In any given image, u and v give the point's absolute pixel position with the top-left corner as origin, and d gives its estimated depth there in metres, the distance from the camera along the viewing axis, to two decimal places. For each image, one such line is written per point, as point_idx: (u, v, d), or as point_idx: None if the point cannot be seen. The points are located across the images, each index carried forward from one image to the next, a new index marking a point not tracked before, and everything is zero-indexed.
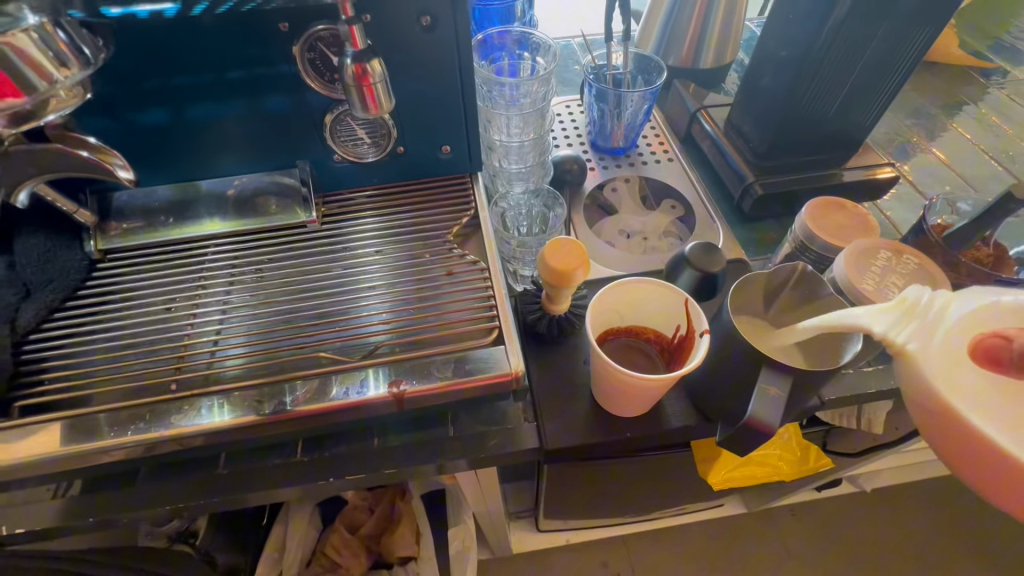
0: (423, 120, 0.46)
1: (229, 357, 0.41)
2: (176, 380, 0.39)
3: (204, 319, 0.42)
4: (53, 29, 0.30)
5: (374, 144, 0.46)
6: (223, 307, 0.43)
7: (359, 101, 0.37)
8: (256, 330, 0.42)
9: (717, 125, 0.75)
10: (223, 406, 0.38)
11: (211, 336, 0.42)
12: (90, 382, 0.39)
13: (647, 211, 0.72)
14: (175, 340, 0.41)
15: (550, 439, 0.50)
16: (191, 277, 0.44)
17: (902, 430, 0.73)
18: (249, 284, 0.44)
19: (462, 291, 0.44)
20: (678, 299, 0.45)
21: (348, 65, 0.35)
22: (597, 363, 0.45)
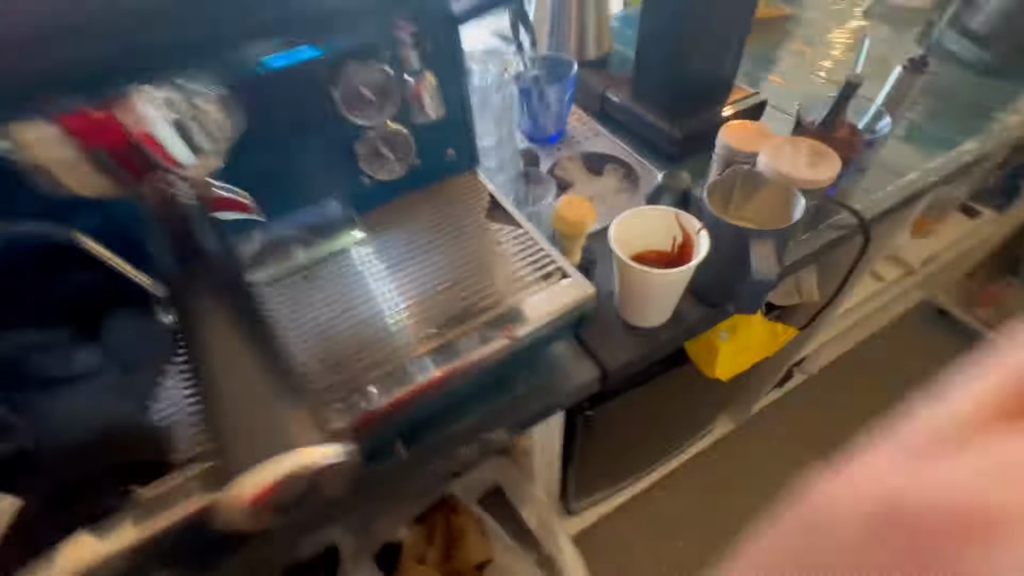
0: (436, 130, 0.54)
1: (329, 375, 0.46)
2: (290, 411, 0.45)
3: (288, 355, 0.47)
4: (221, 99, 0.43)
5: (399, 159, 0.53)
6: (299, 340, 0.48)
7: (419, 106, 0.50)
8: (340, 350, 0.47)
9: (623, 96, 0.89)
10: (338, 414, 0.45)
11: (303, 365, 0.46)
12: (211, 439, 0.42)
13: (596, 177, 0.85)
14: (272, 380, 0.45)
15: (606, 362, 0.60)
16: (257, 324, 0.48)
17: (832, 288, 0.93)
18: (313, 315, 0.49)
19: (510, 255, 0.53)
20: (668, 217, 0.57)
21: (412, 78, 0.49)
22: (633, 282, 0.55)
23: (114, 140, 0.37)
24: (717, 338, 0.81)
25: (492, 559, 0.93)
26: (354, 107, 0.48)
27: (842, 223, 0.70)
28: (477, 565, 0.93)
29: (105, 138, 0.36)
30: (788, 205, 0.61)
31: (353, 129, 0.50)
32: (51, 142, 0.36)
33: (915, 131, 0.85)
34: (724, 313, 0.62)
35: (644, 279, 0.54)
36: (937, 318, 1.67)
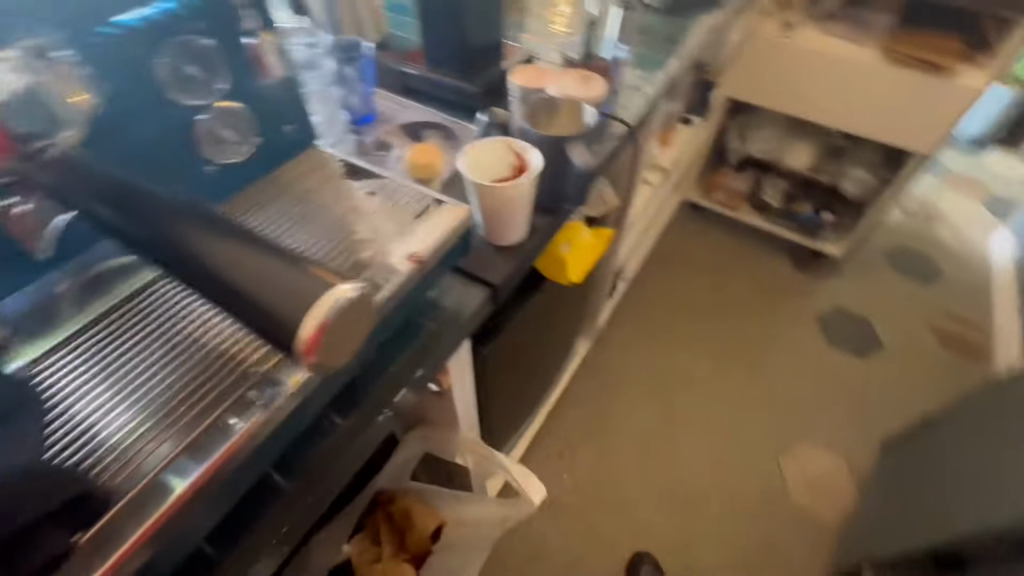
0: (269, 107, 0.56)
1: (236, 373, 0.47)
2: (215, 402, 0.45)
3: (186, 361, 0.47)
4: (72, 77, 0.42)
5: (241, 138, 0.55)
6: (191, 346, 0.48)
7: (258, 72, 0.55)
8: (240, 340, 0.49)
9: (418, 67, 0.95)
10: (330, 300, 0.36)
11: (208, 366, 0.47)
12: (139, 450, 0.43)
13: (419, 141, 0.88)
14: (182, 385, 0.46)
15: (493, 280, 0.68)
16: (141, 346, 0.48)
17: (625, 192, 1.18)
18: (199, 319, 0.49)
19: (382, 202, 0.57)
20: (498, 145, 0.69)
21: (247, 42, 0.53)
22: (492, 202, 0.65)
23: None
24: (561, 250, 0.97)
25: (445, 520, 0.95)
26: (189, 88, 0.50)
27: (618, 133, 0.91)
28: (432, 532, 0.94)
29: None
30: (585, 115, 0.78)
31: (189, 109, 0.51)
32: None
33: (638, 61, 1.12)
34: (564, 217, 0.76)
35: (502, 194, 0.64)
36: (691, 212, 2.30)
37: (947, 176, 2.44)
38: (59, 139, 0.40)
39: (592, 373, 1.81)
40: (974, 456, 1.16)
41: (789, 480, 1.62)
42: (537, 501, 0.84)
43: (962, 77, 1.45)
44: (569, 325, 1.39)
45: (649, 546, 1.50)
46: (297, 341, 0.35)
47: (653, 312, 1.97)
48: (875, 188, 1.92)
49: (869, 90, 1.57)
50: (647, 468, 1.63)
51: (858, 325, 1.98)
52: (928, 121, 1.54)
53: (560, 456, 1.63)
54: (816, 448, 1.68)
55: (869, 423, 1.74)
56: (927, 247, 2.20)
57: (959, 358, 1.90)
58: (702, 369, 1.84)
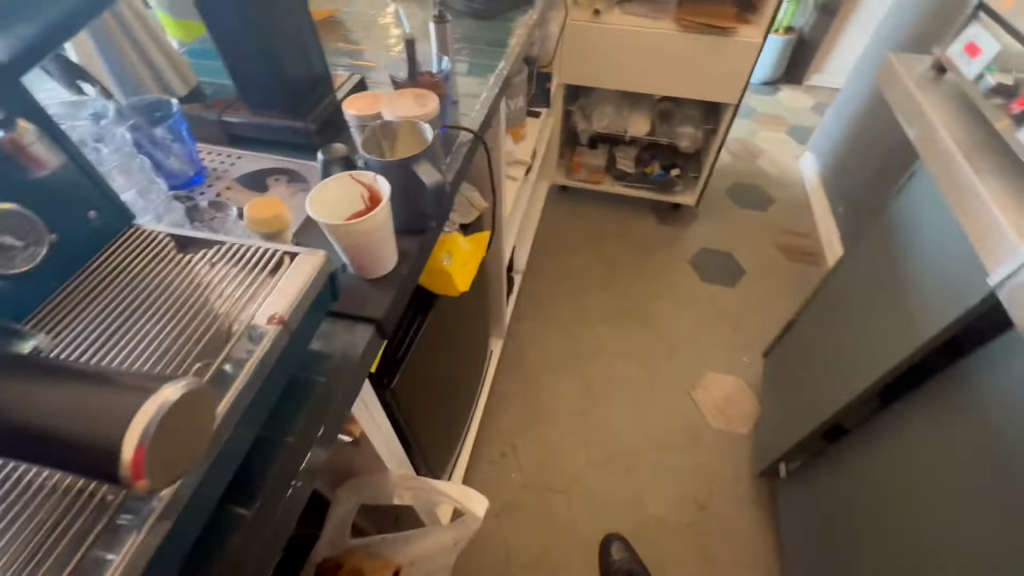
0: (56, 196, 0.49)
1: (95, 498, 0.41)
2: (73, 547, 0.38)
3: (23, 510, 0.40)
4: None
5: (29, 241, 0.47)
6: (26, 493, 0.40)
7: (24, 166, 0.46)
8: None
9: (241, 113, 0.89)
10: (148, 415, 0.33)
11: (54, 507, 0.40)
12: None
13: (263, 190, 0.83)
14: (21, 546, 0.38)
15: (377, 315, 0.66)
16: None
17: (491, 192, 1.22)
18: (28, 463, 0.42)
19: (228, 269, 0.53)
20: (344, 179, 0.67)
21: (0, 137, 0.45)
22: (352, 238, 0.63)
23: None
24: (443, 264, 0.97)
25: (400, 565, 0.90)
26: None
27: (465, 141, 0.93)
28: None
29: None
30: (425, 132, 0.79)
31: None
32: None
33: (469, 68, 1.16)
34: (433, 234, 0.76)
35: (359, 229, 0.62)
36: (562, 194, 2.46)
37: (756, 117, 2.87)
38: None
39: (511, 369, 1.85)
40: (829, 343, 1.39)
41: (703, 410, 1.80)
42: (482, 514, 0.84)
43: (741, 35, 1.71)
44: (475, 331, 1.40)
45: (604, 513, 1.58)
46: (121, 467, 0.32)
47: (552, 296, 2.07)
48: (703, 140, 2.19)
49: (675, 58, 1.78)
50: (585, 443, 1.71)
51: (723, 259, 2.25)
52: (725, 76, 1.79)
53: (502, 458, 1.66)
54: (716, 376, 1.89)
55: (751, 340, 2.00)
56: (756, 180, 2.56)
57: (802, 265, 2.25)
58: (607, 335, 1.97)
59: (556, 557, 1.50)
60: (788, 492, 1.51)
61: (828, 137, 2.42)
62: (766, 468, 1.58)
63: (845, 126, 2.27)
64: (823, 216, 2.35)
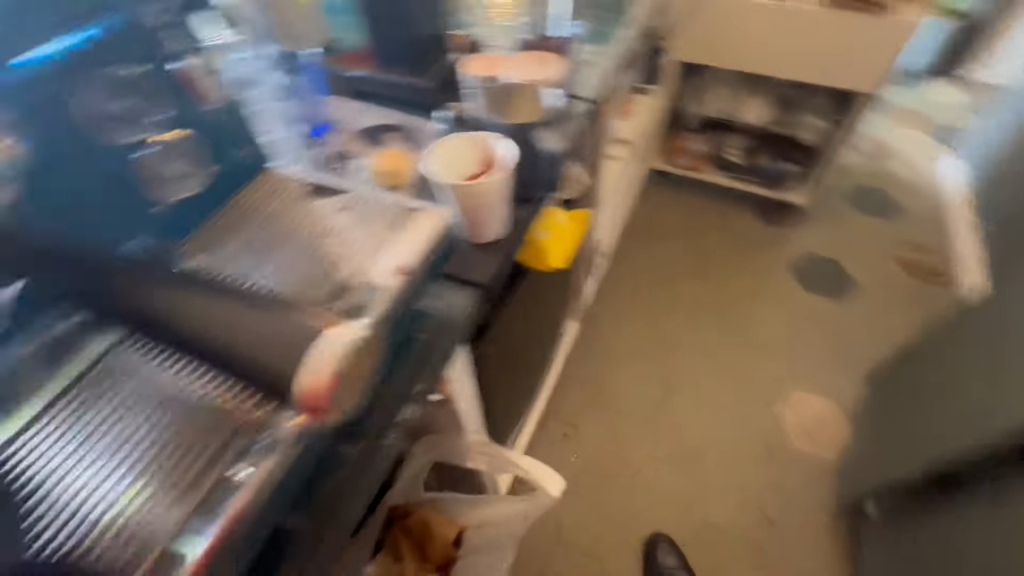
0: (214, 133, 0.56)
1: (236, 411, 0.43)
2: (228, 440, 0.42)
3: (173, 416, 0.43)
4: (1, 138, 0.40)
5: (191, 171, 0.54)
6: (175, 401, 0.43)
7: (190, 98, 0.55)
8: (232, 381, 0.45)
9: (366, 68, 0.90)
10: (319, 359, 0.41)
11: (200, 418, 0.43)
12: (142, 517, 0.38)
13: (381, 146, 0.85)
14: (173, 448, 0.41)
15: (481, 279, 0.66)
16: (117, 415, 0.42)
17: (594, 169, 1.17)
18: (176, 375, 0.45)
19: (352, 219, 0.56)
20: (466, 140, 0.66)
21: (175, 70, 0.53)
22: (468, 199, 0.63)
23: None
24: (541, 237, 0.95)
25: (465, 525, 0.95)
26: (126, 123, 0.49)
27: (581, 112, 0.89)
28: (454, 539, 0.94)
29: None
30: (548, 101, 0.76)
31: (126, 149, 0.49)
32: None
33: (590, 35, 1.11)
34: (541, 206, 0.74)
35: (475, 190, 0.62)
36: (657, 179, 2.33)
37: (894, 113, 2.52)
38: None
39: (583, 352, 1.82)
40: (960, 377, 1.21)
41: (787, 427, 1.67)
42: (554, 493, 0.83)
43: (901, 14, 1.48)
44: (558, 309, 1.38)
45: (663, 513, 1.52)
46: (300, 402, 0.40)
47: (634, 284, 1.99)
48: (830, 133, 1.96)
49: (814, 38, 1.59)
50: (652, 439, 1.65)
51: (831, 267, 2.04)
52: (872, 62, 1.57)
53: (564, 439, 1.65)
54: (807, 393, 1.73)
55: (852, 361, 1.80)
56: (884, 184, 2.27)
57: (928, 286, 1.98)
58: (690, 333, 1.87)
59: (608, 546, 1.47)
60: (878, 532, 1.37)
61: (986, 141, 2.08)
62: (853, 501, 1.44)
63: (1012, 130, 1.93)
64: (963, 233, 2.04)
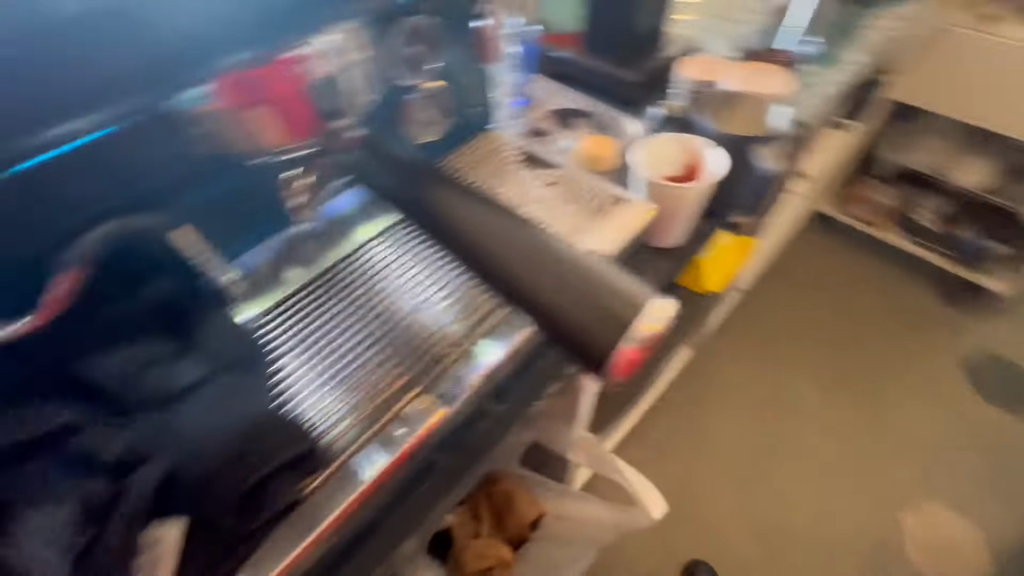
0: (473, 84, 0.58)
1: (438, 342, 0.48)
2: (459, 336, 0.49)
3: (389, 329, 0.48)
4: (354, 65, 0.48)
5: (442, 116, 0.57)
6: (392, 316, 0.48)
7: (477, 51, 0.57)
8: (439, 314, 0.49)
9: (573, 50, 0.92)
10: (635, 328, 0.43)
11: (409, 340, 0.48)
12: (393, 381, 0.46)
13: (571, 129, 0.86)
14: (385, 358, 0.46)
15: (652, 281, 0.64)
16: (375, 291, 0.49)
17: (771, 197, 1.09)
18: (395, 293, 0.49)
19: (560, 193, 0.60)
20: (673, 142, 0.65)
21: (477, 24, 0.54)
22: (664, 200, 0.61)
23: (275, 96, 0.44)
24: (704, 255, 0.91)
25: (545, 512, 0.97)
26: (410, 68, 0.52)
27: None
28: (532, 522, 0.96)
29: (270, 93, 0.43)
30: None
31: (400, 88, 0.53)
32: (218, 98, 0.41)
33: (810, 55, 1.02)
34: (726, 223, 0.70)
35: (676, 193, 0.60)
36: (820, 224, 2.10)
37: None
38: (339, 124, 0.49)
39: None
40: None
41: (912, 539, 1.43)
42: (652, 514, 0.81)
43: None
44: None
45: None
46: (617, 365, 0.44)
47: None
48: None
49: None
50: None
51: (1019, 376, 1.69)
52: None
53: None
54: (949, 509, 1.47)
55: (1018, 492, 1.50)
56: None
57: None
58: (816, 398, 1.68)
59: None
60: None
61: None
62: None
63: None
64: None
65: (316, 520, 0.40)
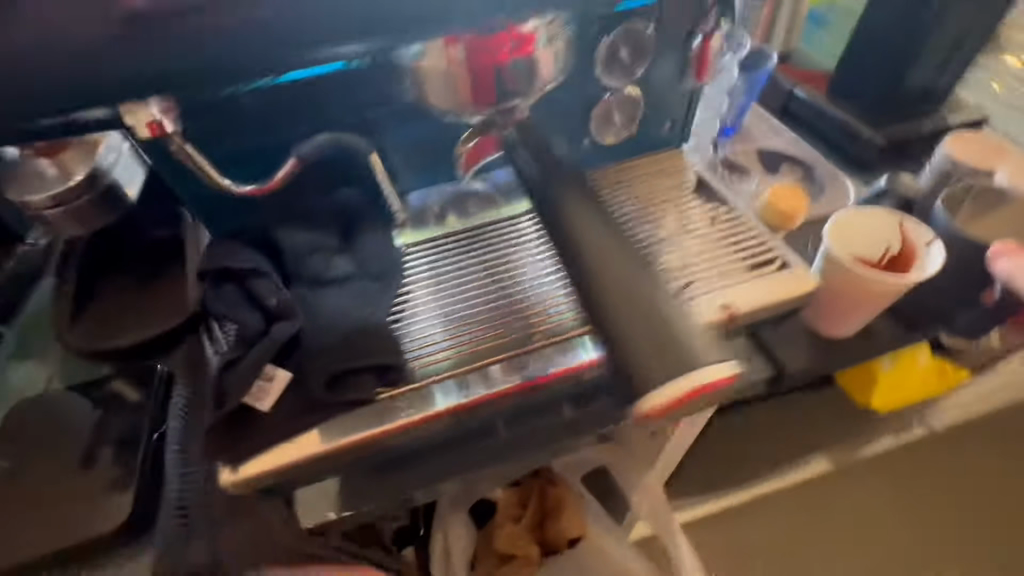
0: (668, 99, 0.54)
1: (550, 321, 0.50)
2: (570, 323, 0.50)
3: (508, 295, 0.51)
4: (555, 48, 0.42)
5: (625, 123, 0.53)
6: (515, 285, 0.51)
7: (692, 70, 0.51)
8: (558, 299, 0.51)
9: (814, 93, 0.83)
10: (686, 378, 0.40)
11: (520, 311, 0.51)
12: (499, 336, 0.49)
13: (773, 176, 0.78)
14: (495, 317, 0.50)
15: (789, 362, 0.57)
16: (511, 258, 0.53)
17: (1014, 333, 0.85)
18: (525, 266, 0.52)
19: (719, 233, 0.53)
20: (889, 219, 0.54)
21: (699, 42, 0.49)
22: (844, 285, 0.52)
23: (478, 60, 0.40)
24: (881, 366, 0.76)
25: (586, 535, 0.96)
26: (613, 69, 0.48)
27: None
28: (570, 539, 0.96)
29: (479, 59, 0.40)
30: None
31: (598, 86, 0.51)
32: (435, 55, 0.40)
33: None
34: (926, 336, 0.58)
35: (867, 281, 0.51)
36: None
37: None
38: (517, 103, 0.44)
39: None
40: None
41: None
42: None
43: None
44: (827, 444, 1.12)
45: None
46: (644, 399, 0.40)
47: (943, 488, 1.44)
48: None
49: None
50: None
51: None
52: None
53: None
54: None
55: None
56: None
57: None
58: None
59: None
60: None
61: None
62: None
63: None
64: None
65: (386, 417, 0.44)
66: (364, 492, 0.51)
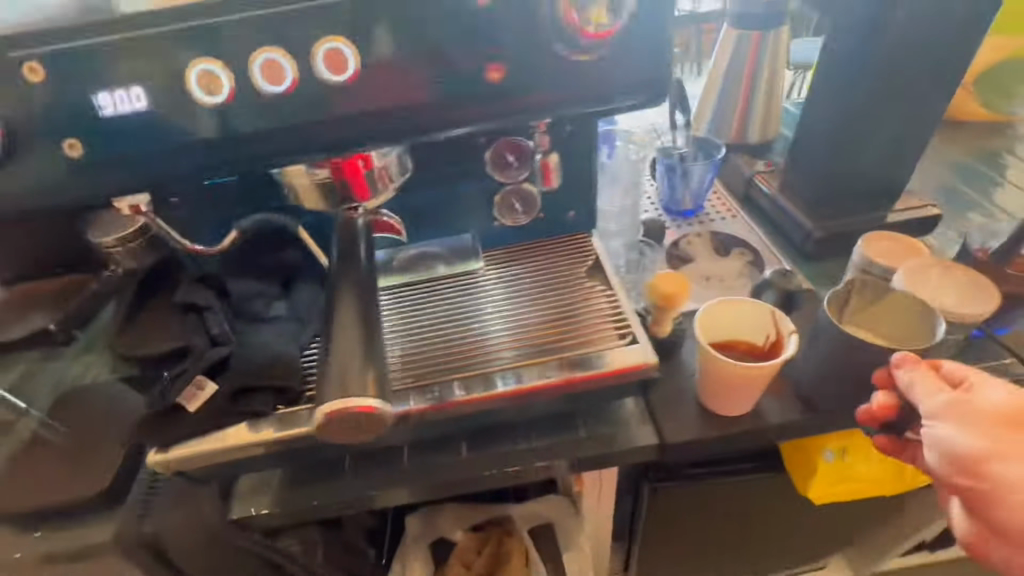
0: (565, 194, 0.65)
1: (474, 356, 0.57)
2: (492, 359, 0.57)
3: (441, 335, 0.60)
4: (390, 165, 0.53)
5: (525, 211, 0.64)
6: (447, 328, 0.60)
7: (541, 177, 0.61)
8: (485, 339, 0.59)
9: (771, 185, 0.88)
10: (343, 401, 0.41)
11: (450, 346, 0.58)
12: (428, 365, 0.57)
13: (720, 258, 0.83)
14: (424, 351, 0.58)
15: (672, 432, 0.62)
16: (449, 306, 0.62)
17: None
18: (460, 312, 0.61)
19: (595, 308, 0.60)
20: (764, 311, 0.60)
21: (539, 159, 0.59)
22: (711, 366, 0.59)
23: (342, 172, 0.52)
24: (821, 457, 0.75)
25: None
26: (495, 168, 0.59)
27: (999, 371, 0.62)
28: None
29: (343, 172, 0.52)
30: (932, 328, 0.60)
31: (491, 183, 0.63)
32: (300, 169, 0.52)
33: None
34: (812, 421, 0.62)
35: (724, 367, 0.57)
36: None
37: None
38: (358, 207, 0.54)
39: None
40: None
41: None
42: None
43: None
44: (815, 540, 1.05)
45: None
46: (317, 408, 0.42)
47: None
48: None
49: None
50: None
51: None
52: None
53: None
54: None
55: None
56: None
57: None
58: None
59: None
60: None
61: None
62: None
63: None
64: None
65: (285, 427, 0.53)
66: (290, 495, 0.63)
